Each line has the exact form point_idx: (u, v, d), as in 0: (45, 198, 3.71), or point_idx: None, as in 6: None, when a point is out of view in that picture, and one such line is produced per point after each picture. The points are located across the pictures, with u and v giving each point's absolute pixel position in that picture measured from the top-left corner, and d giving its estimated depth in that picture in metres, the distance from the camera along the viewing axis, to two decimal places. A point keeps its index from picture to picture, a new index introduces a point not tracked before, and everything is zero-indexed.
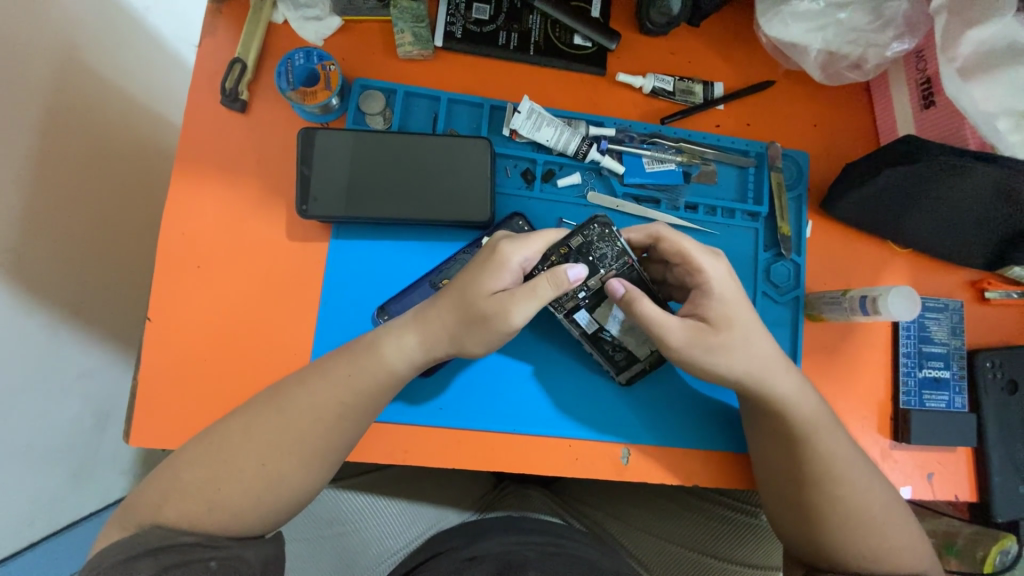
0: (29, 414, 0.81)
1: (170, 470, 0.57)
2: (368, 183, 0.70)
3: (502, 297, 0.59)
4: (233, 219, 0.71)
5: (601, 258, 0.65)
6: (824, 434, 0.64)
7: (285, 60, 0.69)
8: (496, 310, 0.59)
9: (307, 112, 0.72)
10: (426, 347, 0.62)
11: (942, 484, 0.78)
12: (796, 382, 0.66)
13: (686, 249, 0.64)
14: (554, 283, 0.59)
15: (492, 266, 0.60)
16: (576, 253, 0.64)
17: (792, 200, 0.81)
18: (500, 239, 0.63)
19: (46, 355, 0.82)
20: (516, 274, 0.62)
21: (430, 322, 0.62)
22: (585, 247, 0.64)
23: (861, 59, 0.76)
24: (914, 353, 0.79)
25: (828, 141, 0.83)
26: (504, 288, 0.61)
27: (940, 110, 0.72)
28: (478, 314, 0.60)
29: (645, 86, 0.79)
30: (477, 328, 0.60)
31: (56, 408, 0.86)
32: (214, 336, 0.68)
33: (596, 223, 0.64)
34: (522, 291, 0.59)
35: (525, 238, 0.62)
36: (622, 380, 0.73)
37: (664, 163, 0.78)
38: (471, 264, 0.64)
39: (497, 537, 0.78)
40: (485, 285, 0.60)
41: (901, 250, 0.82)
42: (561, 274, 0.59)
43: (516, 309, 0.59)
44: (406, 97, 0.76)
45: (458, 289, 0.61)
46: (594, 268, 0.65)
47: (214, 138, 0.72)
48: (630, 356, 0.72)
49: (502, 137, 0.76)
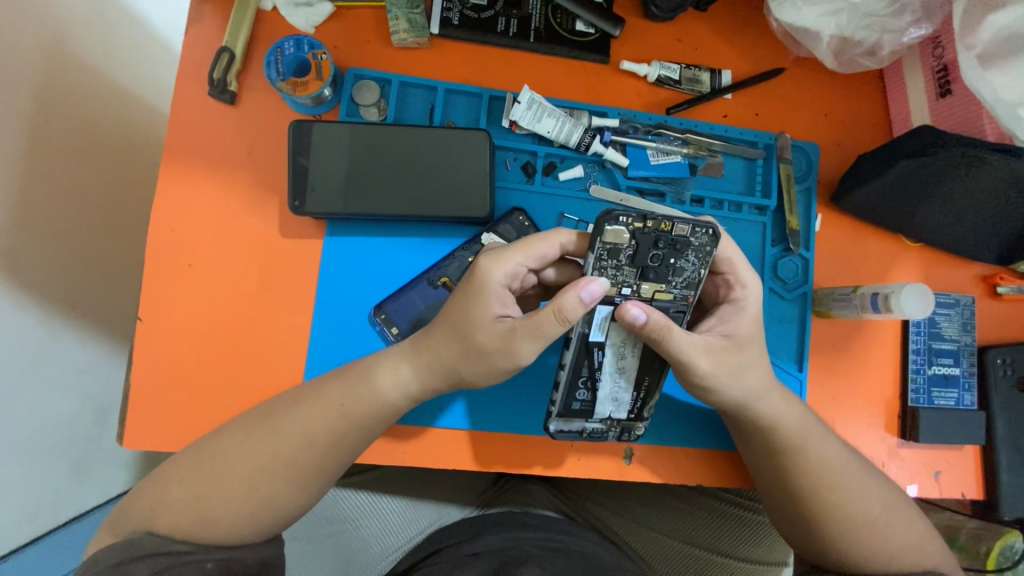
0: (25, 413, 0.79)
1: (164, 476, 0.56)
2: (363, 178, 0.67)
3: (502, 332, 0.56)
4: (225, 215, 0.68)
5: (677, 272, 0.58)
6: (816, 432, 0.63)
7: (275, 48, 0.66)
8: (497, 349, 0.56)
9: (298, 103, 0.69)
10: (422, 379, 0.60)
11: (950, 482, 0.77)
12: (782, 399, 0.64)
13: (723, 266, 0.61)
14: (561, 316, 0.53)
15: (474, 292, 0.57)
16: (664, 244, 0.56)
17: (802, 192, 0.78)
18: (479, 257, 0.58)
19: (40, 354, 0.80)
20: (501, 293, 0.57)
21: (426, 355, 0.60)
22: (674, 245, 0.56)
23: (877, 45, 0.73)
24: (923, 349, 0.77)
25: (840, 131, 0.80)
26: (501, 317, 0.57)
27: (957, 98, 0.70)
28: (477, 351, 0.57)
29: (650, 75, 0.76)
30: (477, 362, 0.57)
31: (53, 406, 0.85)
32: (209, 338, 0.67)
33: (711, 232, 0.56)
34: (524, 328, 0.55)
35: (503, 252, 0.57)
36: (551, 431, 0.64)
37: (670, 155, 0.75)
38: (458, 289, 0.60)
39: (497, 534, 0.77)
40: (478, 317, 0.56)
41: (912, 245, 0.79)
42: (569, 300, 0.52)
43: (516, 343, 0.55)
44: (401, 87, 0.73)
45: (448, 321, 0.59)
46: (663, 271, 0.57)
47: (204, 132, 0.69)
48: (588, 406, 0.62)
49: (502, 128, 0.74)
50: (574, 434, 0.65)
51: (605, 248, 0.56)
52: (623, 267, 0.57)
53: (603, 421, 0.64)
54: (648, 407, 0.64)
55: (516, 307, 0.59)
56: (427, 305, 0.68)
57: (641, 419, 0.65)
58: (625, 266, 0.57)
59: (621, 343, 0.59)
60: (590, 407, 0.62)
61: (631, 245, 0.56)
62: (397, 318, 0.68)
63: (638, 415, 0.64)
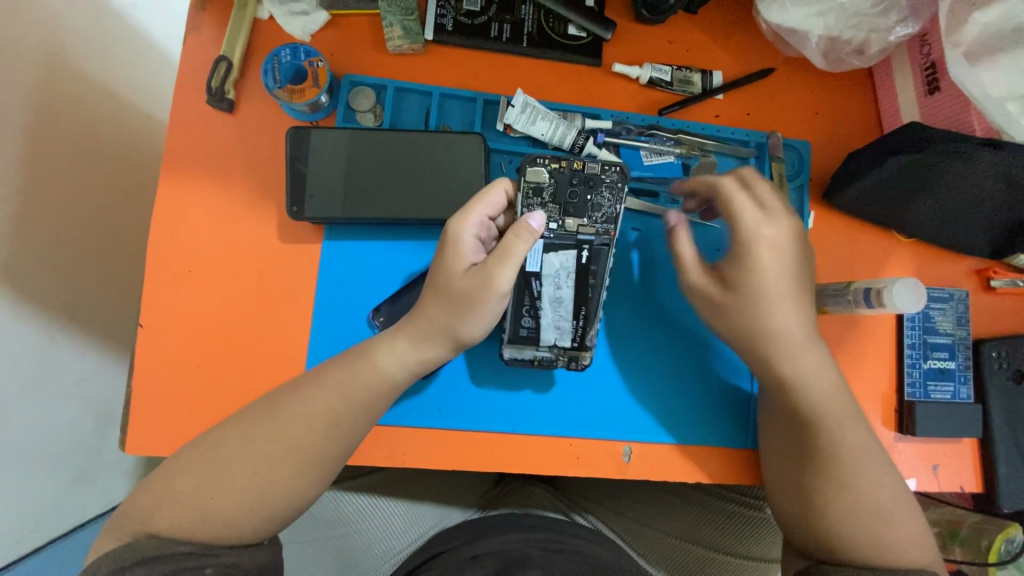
0: (27, 420, 0.80)
1: (165, 478, 0.56)
2: (360, 183, 0.68)
3: (478, 275, 0.58)
4: (224, 221, 0.69)
5: (596, 207, 0.64)
6: (811, 427, 0.64)
7: (271, 57, 0.67)
8: (479, 288, 0.58)
9: (296, 110, 0.70)
10: (420, 349, 0.61)
11: (948, 475, 0.78)
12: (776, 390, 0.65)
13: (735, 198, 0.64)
14: (521, 237, 0.58)
15: (448, 248, 0.60)
16: (578, 183, 0.64)
17: (794, 190, 0.79)
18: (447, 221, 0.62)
19: (42, 360, 0.81)
20: (474, 245, 0.60)
21: (419, 324, 0.61)
22: (586, 180, 0.64)
23: (864, 44, 0.74)
24: (918, 343, 0.78)
25: (831, 129, 0.81)
26: (476, 264, 0.60)
27: (943, 96, 0.71)
28: (463, 301, 0.59)
29: (642, 77, 0.77)
30: (468, 314, 0.59)
31: (55, 413, 0.86)
32: (208, 343, 0.67)
33: (619, 170, 0.64)
34: (493, 257, 0.58)
35: (465, 207, 0.60)
36: (505, 357, 0.69)
37: (663, 155, 0.76)
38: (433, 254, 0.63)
39: (501, 535, 0.78)
40: (453, 267, 0.59)
41: (904, 240, 0.80)
42: (524, 226, 0.59)
43: (495, 281, 0.57)
44: (397, 93, 0.74)
45: (432, 285, 0.60)
46: (583, 207, 0.65)
47: (202, 139, 0.70)
48: (533, 333, 0.67)
49: (497, 131, 0.75)
50: (527, 364, 0.69)
51: (530, 188, 0.64)
52: (547, 205, 0.64)
53: (551, 350, 0.69)
54: (590, 335, 0.68)
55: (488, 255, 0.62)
56: None
57: (587, 348, 0.69)
58: (549, 201, 0.64)
59: (555, 272, 0.65)
60: (535, 334, 0.67)
61: (552, 184, 0.64)
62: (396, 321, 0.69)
63: (583, 343, 0.69)
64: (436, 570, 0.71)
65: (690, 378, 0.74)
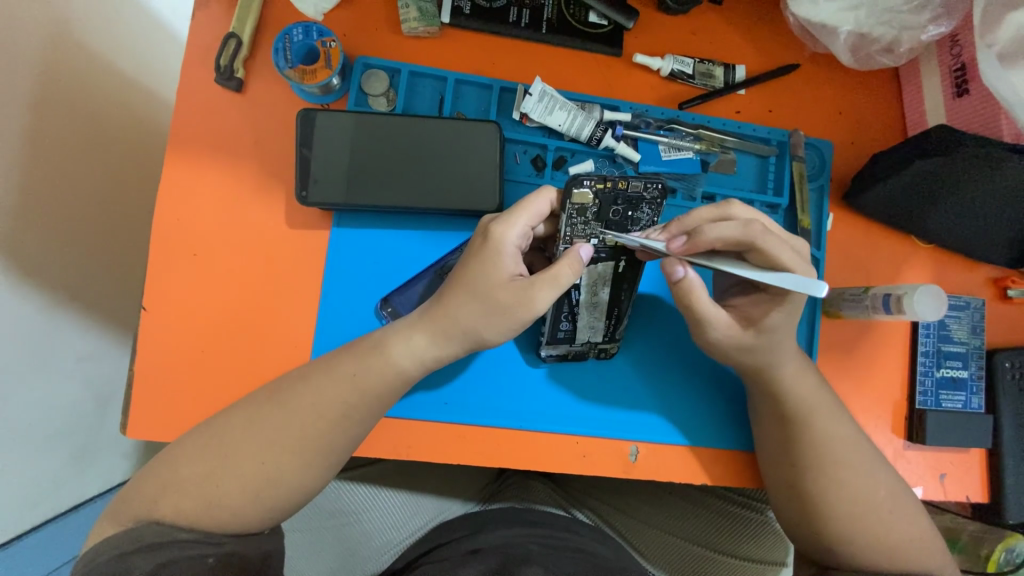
0: (26, 400, 0.79)
1: (167, 464, 0.55)
2: (370, 170, 0.66)
3: (519, 287, 0.56)
4: (230, 204, 0.67)
5: (635, 222, 0.60)
6: (822, 427, 0.63)
7: (282, 35, 0.65)
8: (516, 301, 0.56)
9: (306, 92, 0.68)
10: (437, 346, 0.59)
11: (954, 484, 0.77)
12: (790, 388, 0.64)
13: (703, 301, 0.60)
14: (572, 264, 0.56)
15: (491, 253, 0.56)
16: (623, 204, 0.58)
17: (813, 191, 0.77)
18: (490, 222, 0.58)
19: (43, 339, 0.80)
20: (516, 256, 0.58)
21: (441, 322, 0.58)
22: (630, 201, 0.57)
23: (894, 42, 0.71)
24: (932, 351, 0.77)
25: (854, 130, 0.79)
26: (516, 275, 0.57)
27: (973, 98, 0.69)
28: (497, 309, 0.56)
29: (663, 69, 0.75)
30: (498, 321, 0.57)
31: (54, 392, 0.85)
32: (211, 328, 0.66)
33: (661, 186, 0.57)
34: (540, 278, 0.55)
35: (514, 214, 0.56)
36: (542, 355, 0.69)
37: (682, 151, 0.74)
38: (467, 253, 0.59)
39: (501, 529, 0.77)
40: (495, 277, 0.57)
41: (923, 245, 0.79)
42: (575, 255, 0.56)
43: (536, 297, 0.55)
44: (411, 77, 0.71)
45: (464, 286, 0.57)
46: (624, 224, 0.60)
47: (208, 118, 0.68)
48: (572, 333, 0.68)
49: (512, 121, 0.72)
50: (561, 359, 0.70)
51: (574, 209, 0.57)
52: (589, 223, 0.59)
53: (584, 344, 0.69)
54: (620, 329, 0.69)
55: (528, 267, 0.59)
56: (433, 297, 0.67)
57: (615, 341, 0.70)
58: (592, 221, 0.58)
59: (593, 281, 0.64)
60: (574, 335, 0.68)
61: (595, 204, 0.57)
62: (403, 311, 0.67)
63: (613, 338, 0.70)
64: (434, 562, 0.71)
65: (699, 380, 0.73)
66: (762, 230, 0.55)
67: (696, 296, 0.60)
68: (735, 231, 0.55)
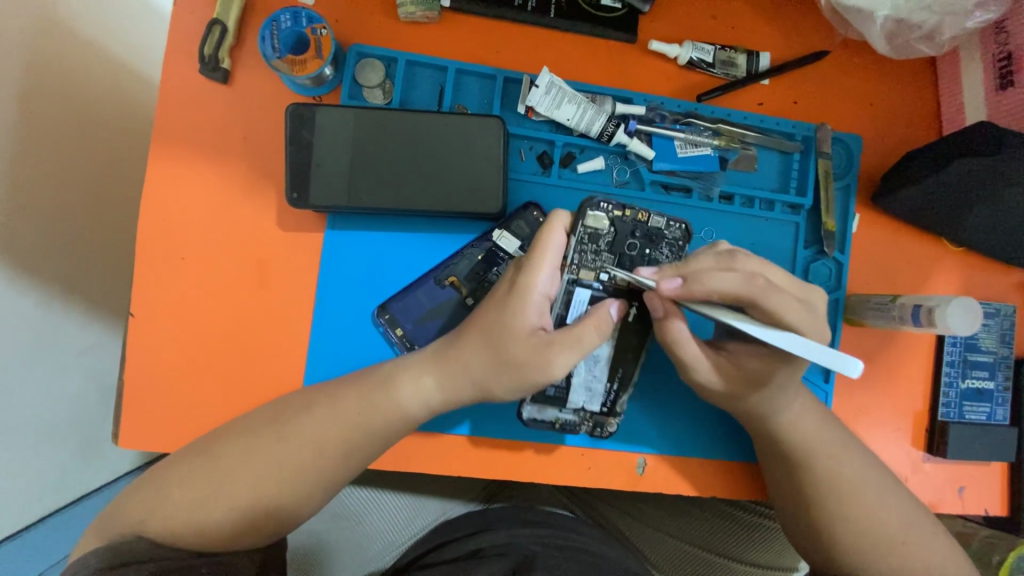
0: (33, 392, 0.78)
1: (157, 481, 0.53)
2: (365, 168, 0.62)
3: (538, 344, 0.52)
4: (219, 204, 0.64)
5: (652, 261, 0.60)
6: (834, 453, 0.61)
7: (269, 22, 0.60)
8: (532, 360, 0.52)
9: (297, 84, 0.63)
10: (445, 390, 0.56)
11: (973, 498, 0.74)
12: (804, 407, 0.62)
13: (686, 343, 0.57)
14: (598, 330, 0.53)
15: (517, 302, 0.53)
16: (641, 238, 0.59)
17: (839, 190, 0.72)
18: (522, 266, 0.54)
19: (43, 332, 0.78)
20: (543, 306, 0.54)
21: (453, 367, 0.55)
22: (647, 236, 0.60)
23: (936, 29, 0.65)
24: (958, 362, 0.73)
25: (885, 123, 0.73)
26: (539, 329, 0.54)
27: (1019, 92, 0.63)
28: (511, 365, 0.53)
29: (681, 57, 0.69)
30: (509, 378, 0.53)
31: (53, 384, 0.82)
32: (201, 336, 0.63)
33: (682, 228, 0.60)
34: (562, 339, 0.52)
35: (547, 263, 0.53)
36: (524, 418, 0.64)
37: (699, 147, 0.68)
38: (493, 295, 0.56)
39: (502, 529, 0.75)
40: (516, 327, 0.52)
41: (954, 249, 0.74)
42: (603, 318, 0.54)
43: (554, 359, 0.52)
44: (408, 67, 0.66)
45: (483, 330, 0.54)
46: (639, 261, 0.60)
47: (194, 112, 0.64)
48: (565, 393, 0.63)
49: (517, 115, 0.68)
50: (545, 425, 0.65)
51: (585, 233, 0.58)
52: (600, 254, 0.59)
53: (575, 414, 0.65)
54: (620, 402, 0.65)
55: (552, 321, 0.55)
56: (433, 304, 0.65)
57: (614, 415, 0.65)
58: (603, 252, 0.58)
59: None
60: (567, 395, 0.63)
61: (609, 232, 0.59)
62: (403, 319, 0.64)
63: (611, 410, 0.65)
64: (437, 561, 0.70)
65: None
66: (768, 286, 0.50)
67: (679, 335, 0.57)
68: (738, 283, 0.50)
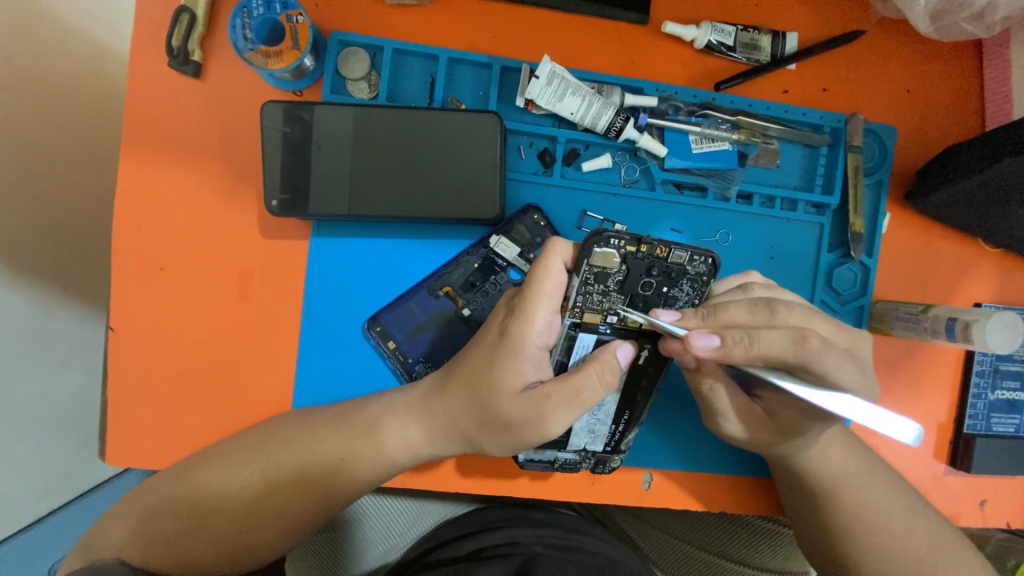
0: (24, 395, 0.66)
1: (145, 503, 0.52)
2: (351, 169, 0.57)
3: (531, 403, 0.49)
4: (198, 209, 0.60)
5: (669, 300, 0.51)
6: (851, 471, 0.58)
7: (239, 9, 0.54)
8: (525, 419, 0.49)
9: (275, 78, 0.58)
10: (433, 441, 0.54)
11: (997, 511, 0.71)
12: (824, 441, 0.57)
13: (719, 394, 0.54)
14: (598, 383, 0.49)
15: (506, 358, 0.49)
16: (658, 275, 0.49)
17: (869, 187, 0.66)
18: (510, 315, 0.49)
19: (34, 334, 0.67)
20: (536, 358, 0.50)
21: (440, 421, 0.53)
22: (664, 273, 0.49)
23: (989, 7, 0.57)
24: (988, 371, 0.68)
25: (923, 112, 0.66)
26: (532, 384, 0.50)
27: None
28: (503, 423, 0.50)
29: (698, 40, 0.62)
30: (502, 436, 0.51)
31: (55, 382, 0.71)
32: (185, 349, 0.60)
33: (708, 261, 0.49)
34: (559, 393, 0.49)
35: (536, 314, 0.47)
36: (520, 461, 0.60)
37: (715, 142, 0.62)
38: (480, 343, 0.52)
39: (502, 529, 0.73)
40: (506, 386, 0.49)
41: (990, 249, 0.67)
42: (605, 370, 0.49)
43: (548, 417, 0.49)
44: (396, 56, 0.61)
45: (470, 385, 0.51)
46: (654, 301, 0.50)
47: (165, 109, 0.59)
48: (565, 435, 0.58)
49: (516, 108, 0.62)
50: (545, 464, 0.61)
51: (592, 272, 0.48)
52: (608, 294, 0.49)
53: (576, 453, 0.60)
54: (626, 441, 0.60)
55: (548, 370, 0.51)
56: (427, 316, 0.61)
57: (618, 453, 0.61)
58: (612, 292, 0.49)
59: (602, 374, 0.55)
60: (567, 438, 0.58)
61: (620, 269, 0.48)
62: (395, 331, 0.60)
63: (616, 449, 0.61)
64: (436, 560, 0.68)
65: None
66: (818, 347, 0.45)
67: (711, 384, 0.54)
68: (784, 347, 0.44)
